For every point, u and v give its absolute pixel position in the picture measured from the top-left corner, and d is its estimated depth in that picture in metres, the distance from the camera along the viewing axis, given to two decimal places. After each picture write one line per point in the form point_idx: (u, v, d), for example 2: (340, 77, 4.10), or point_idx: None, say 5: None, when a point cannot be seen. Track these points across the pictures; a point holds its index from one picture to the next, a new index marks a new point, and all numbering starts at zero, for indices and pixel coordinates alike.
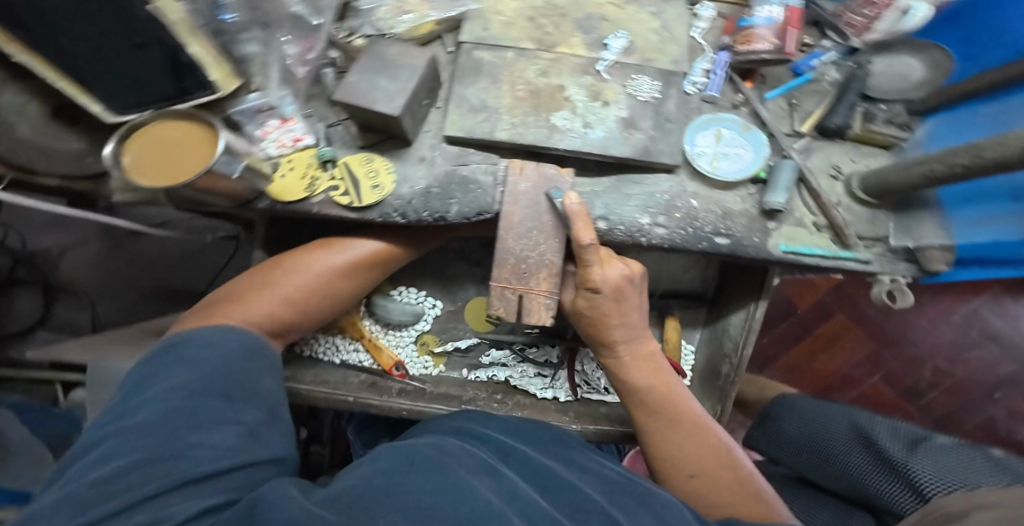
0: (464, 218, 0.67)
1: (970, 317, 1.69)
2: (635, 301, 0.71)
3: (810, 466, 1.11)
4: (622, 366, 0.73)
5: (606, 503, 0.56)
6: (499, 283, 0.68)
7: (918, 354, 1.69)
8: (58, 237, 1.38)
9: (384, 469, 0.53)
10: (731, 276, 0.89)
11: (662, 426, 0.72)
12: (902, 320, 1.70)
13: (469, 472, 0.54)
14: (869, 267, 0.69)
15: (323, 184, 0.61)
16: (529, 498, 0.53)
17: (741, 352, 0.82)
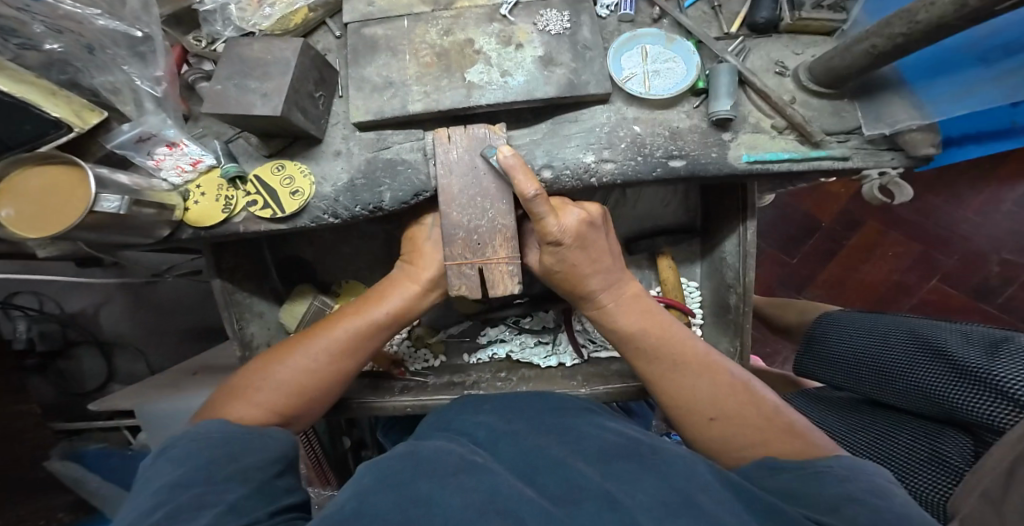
0: (401, 202, 0.64)
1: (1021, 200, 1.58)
2: (604, 243, 0.64)
3: (871, 387, 1.02)
4: (608, 313, 0.67)
5: (603, 474, 0.49)
6: (453, 262, 0.63)
7: (977, 249, 1.58)
8: (83, 298, 1.43)
9: (360, 492, 0.50)
10: (714, 196, 0.81)
11: (664, 371, 0.65)
12: (948, 216, 1.60)
13: (448, 473, 0.50)
14: (847, 162, 0.66)
15: (239, 201, 0.61)
16: (512, 486, 0.48)
17: (744, 276, 0.74)
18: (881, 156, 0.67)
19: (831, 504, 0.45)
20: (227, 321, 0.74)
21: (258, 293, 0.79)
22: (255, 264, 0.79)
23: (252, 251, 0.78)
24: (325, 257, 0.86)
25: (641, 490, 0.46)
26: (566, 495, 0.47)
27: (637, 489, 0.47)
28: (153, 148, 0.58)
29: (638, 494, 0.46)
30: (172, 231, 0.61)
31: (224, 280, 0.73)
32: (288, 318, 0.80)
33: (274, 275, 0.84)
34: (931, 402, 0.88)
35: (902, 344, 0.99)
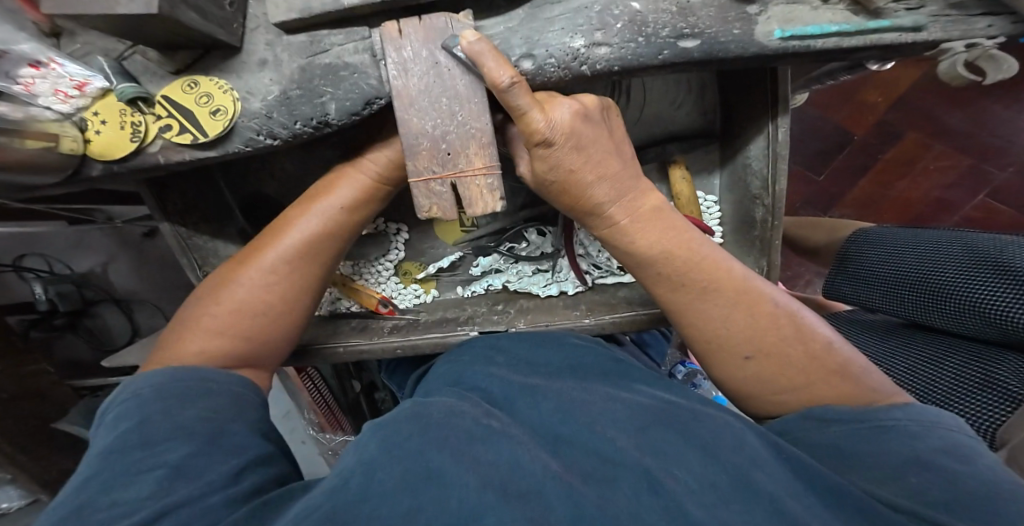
0: (348, 114, 0.53)
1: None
2: (605, 141, 0.52)
3: (913, 306, 0.91)
4: (622, 233, 0.54)
5: (639, 446, 0.43)
6: (417, 178, 0.53)
7: None
8: (91, 256, 1.33)
9: (364, 457, 0.42)
10: (733, 93, 0.67)
11: (694, 300, 0.54)
12: (1003, 124, 1.42)
13: (463, 438, 0.43)
14: (924, 35, 0.52)
15: (151, 127, 0.52)
16: (533, 459, 0.41)
17: (773, 184, 0.63)
18: (974, 23, 0.52)
19: (892, 474, 0.41)
20: (188, 270, 0.68)
21: (221, 233, 0.72)
22: (212, 204, 0.71)
23: (206, 187, 0.70)
24: (290, 191, 0.76)
25: (686, 471, 0.40)
26: (598, 473, 0.41)
27: (681, 465, 0.41)
28: (14, 69, 0.46)
29: (683, 472, 0.40)
30: (80, 165, 0.53)
31: (175, 224, 0.66)
32: None
33: (238, 214, 0.75)
34: (986, 323, 0.79)
35: (957, 260, 0.87)
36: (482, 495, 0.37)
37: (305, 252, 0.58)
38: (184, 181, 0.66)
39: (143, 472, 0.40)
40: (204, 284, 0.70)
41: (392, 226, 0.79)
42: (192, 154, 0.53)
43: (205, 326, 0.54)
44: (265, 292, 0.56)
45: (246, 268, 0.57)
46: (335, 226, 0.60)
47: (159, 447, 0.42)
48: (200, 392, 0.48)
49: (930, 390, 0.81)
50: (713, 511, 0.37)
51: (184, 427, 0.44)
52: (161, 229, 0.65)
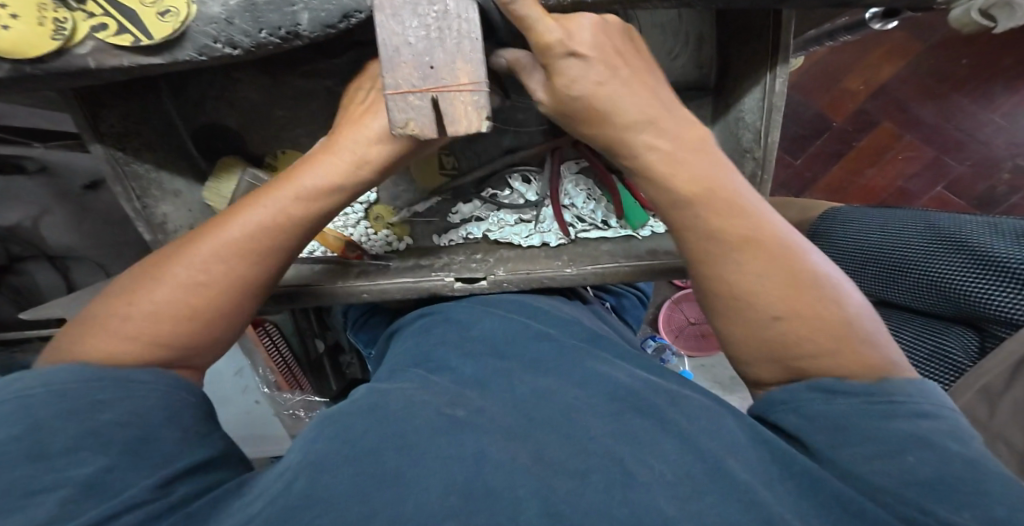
0: (322, 27, 0.47)
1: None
2: (639, 69, 0.48)
3: (877, 284, 0.89)
4: (658, 160, 0.47)
5: (613, 433, 0.40)
6: (395, 90, 0.46)
7: (990, 156, 1.46)
8: (19, 209, 1.18)
9: (311, 458, 0.38)
10: (733, 45, 0.64)
11: (724, 248, 0.46)
12: (969, 119, 1.46)
13: (426, 431, 0.40)
14: None
15: (81, 27, 0.42)
16: (498, 450, 0.38)
17: (766, 137, 0.61)
18: None
19: (891, 448, 0.37)
20: (124, 199, 0.60)
21: (164, 162, 0.63)
22: (156, 131, 0.62)
23: (151, 109, 0.61)
24: (253, 123, 0.69)
25: (660, 457, 0.37)
26: (564, 463, 0.37)
27: (655, 452, 0.38)
28: None
29: (655, 458, 0.37)
30: None
31: (110, 147, 0.57)
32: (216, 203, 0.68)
33: (188, 145, 0.67)
34: (942, 299, 0.79)
35: (915, 235, 0.87)
36: (445, 497, 0.33)
37: (270, 231, 0.48)
38: (125, 99, 0.57)
39: (38, 493, 0.31)
40: (142, 217, 0.61)
41: None
42: (131, 60, 0.45)
43: (137, 313, 0.43)
44: (206, 279, 0.45)
45: (190, 247, 0.46)
46: (305, 209, 0.49)
47: (65, 460, 0.33)
48: (123, 386, 0.39)
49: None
50: (686, 505, 0.34)
51: (92, 432, 0.35)
52: (93, 152, 0.57)
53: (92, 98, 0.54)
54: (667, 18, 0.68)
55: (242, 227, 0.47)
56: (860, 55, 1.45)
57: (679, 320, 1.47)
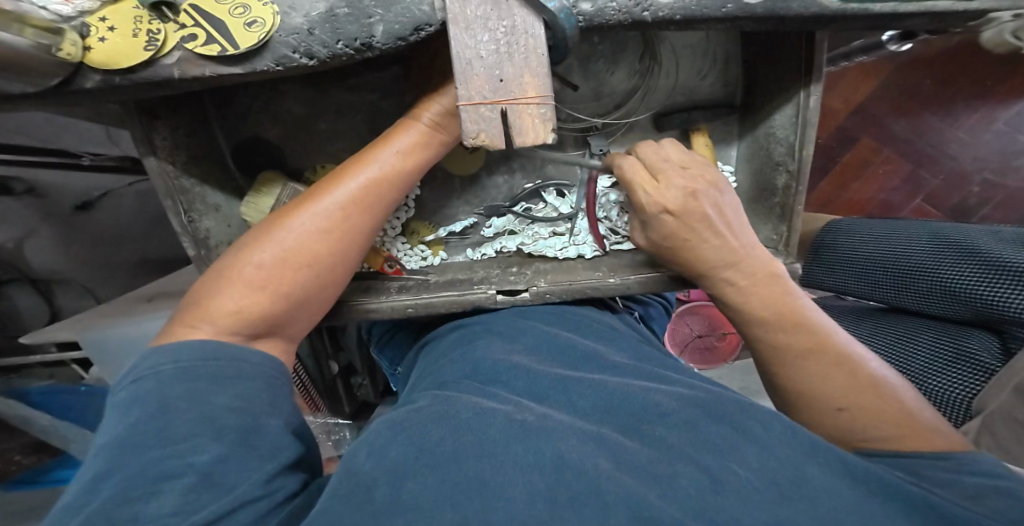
0: (395, 39, 0.48)
1: (1014, 121, 1.53)
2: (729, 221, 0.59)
3: (890, 289, 0.95)
4: (738, 293, 0.57)
5: (683, 443, 0.40)
6: (468, 101, 0.47)
7: (959, 170, 1.56)
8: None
9: (389, 469, 0.37)
10: (762, 65, 0.66)
11: (795, 357, 0.53)
12: (939, 136, 1.55)
13: (506, 439, 0.39)
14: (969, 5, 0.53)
15: (171, 38, 0.44)
16: (578, 453, 0.38)
17: (800, 150, 0.63)
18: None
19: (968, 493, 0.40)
20: (172, 214, 0.59)
21: (209, 176, 0.62)
22: (202, 145, 0.61)
23: (197, 123, 0.61)
24: (292, 137, 0.67)
25: (743, 465, 0.38)
26: (650, 467, 0.38)
27: (738, 459, 0.38)
28: None
29: (741, 466, 0.38)
30: (71, 75, 0.43)
31: (163, 160, 0.57)
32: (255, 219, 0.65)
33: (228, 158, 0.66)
34: (969, 305, 0.83)
35: (921, 243, 0.92)
36: (531, 507, 0.33)
37: (358, 207, 0.52)
38: (176, 111, 0.57)
39: (166, 479, 0.35)
40: (188, 232, 0.60)
41: None
42: (212, 70, 0.45)
43: (253, 271, 0.48)
44: (305, 249, 0.50)
45: (297, 213, 0.50)
46: (391, 169, 0.54)
47: (184, 447, 0.37)
48: (228, 375, 0.42)
49: (920, 368, 0.86)
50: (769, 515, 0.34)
51: (208, 418, 0.38)
52: (147, 167, 0.56)
53: (145, 109, 0.54)
54: (695, 39, 0.69)
55: (344, 191, 0.51)
56: (840, 77, 1.54)
57: (684, 333, 1.48)
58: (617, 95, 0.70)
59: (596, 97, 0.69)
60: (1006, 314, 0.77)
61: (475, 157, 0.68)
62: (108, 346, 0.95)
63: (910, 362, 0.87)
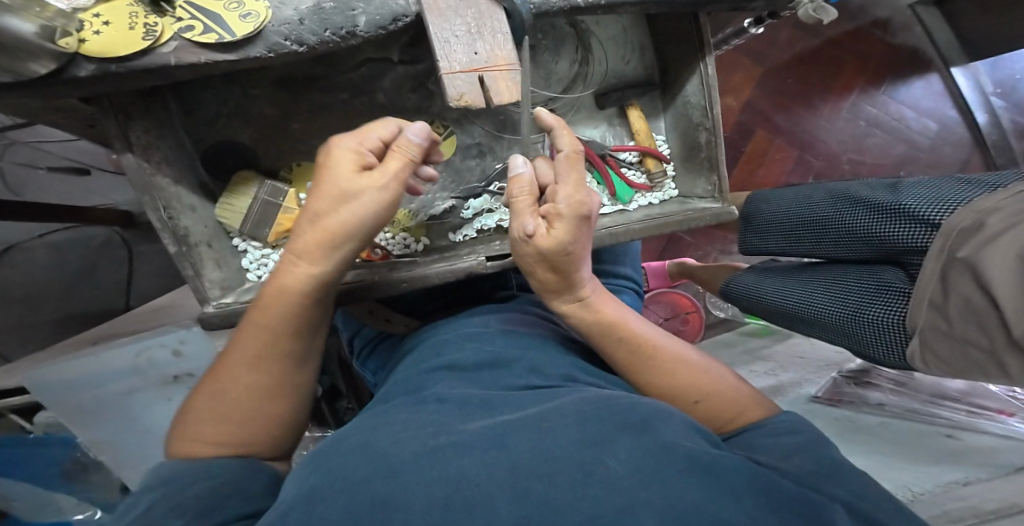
0: (377, 28, 0.53)
1: (855, 110, 1.81)
2: (584, 235, 0.60)
3: (812, 239, 1.15)
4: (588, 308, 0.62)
5: (579, 432, 0.37)
6: (449, 70, 0.53)
7: (833, 151, 1.81)
8: None
9: (308, 497, 0.35)
10: (670, 48, 0.79)
11: (644, 361, 0.59)
12: (809, 124, 1.82)
13: (409, 460, 0.35)
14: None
15: (168, 28, 0.47)
16: (476, 469, 0.34)
17: (711, 112, 0.76)
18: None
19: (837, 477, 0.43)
20: (152, 209, 0.57)
21: (183, 177, 0.62)
22: (173, 147, 0.62)
23: (165, 123, 0.60)
24: (268, 138, 0.70)
25: (613, 454, 0.35)
26: (540, 464, 0.34)
27: (612, 451, 0.35)
28: None
29: (612, 458, 0.34)
30: (66, 64, 0.46)
31: (139, 157, 0.56)
32: (231, 220, 0.66)
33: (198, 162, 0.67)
34: (872, 245, 1.00)
35: (826, 200, 1.13)
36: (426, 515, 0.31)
37: (299, 293, 0.46)
38: (145, 113, 0.57)
39: None
40: (167, 229, 0.58)
41: None
42: (208, 57, 0.49)
43: (224, 388, 0.46)
44: (264, 329, 0.46)
45: (251, 316, 0.47)
46: (319, 242, 0.46)
47: None
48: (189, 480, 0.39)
49: (851, 308, 0.99)
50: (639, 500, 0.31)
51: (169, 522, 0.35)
52: (124, 164, 0.56)
53: (120, 109, 0.54)
54: (618, 30, 0.80)
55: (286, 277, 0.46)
56: (726, 81, 1.78)
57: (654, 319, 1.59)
58: (562, 80, 0.79)
59: (546, 83, 0.78)
60: (899, 243, 0.92)
61: (449, 143, 0.74)
62: (63, 383, 0.87)
63: (841, 305, 1.02)
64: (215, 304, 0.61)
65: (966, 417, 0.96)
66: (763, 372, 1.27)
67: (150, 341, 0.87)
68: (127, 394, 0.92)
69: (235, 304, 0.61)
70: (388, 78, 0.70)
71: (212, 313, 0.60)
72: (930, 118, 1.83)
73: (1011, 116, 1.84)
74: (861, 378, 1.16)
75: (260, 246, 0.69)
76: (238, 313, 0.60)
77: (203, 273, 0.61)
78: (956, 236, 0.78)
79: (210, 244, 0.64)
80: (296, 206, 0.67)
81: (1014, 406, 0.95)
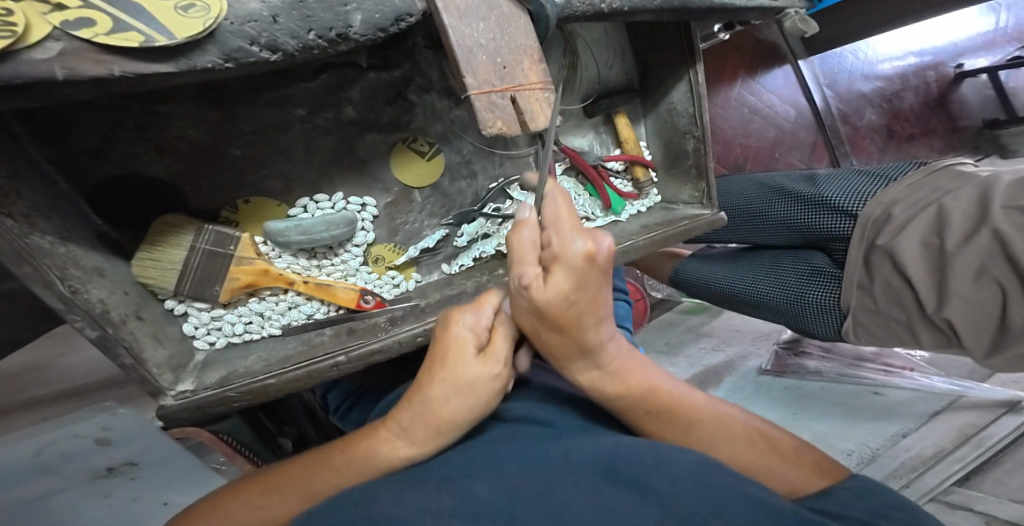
0: (375, 30, 0.42)
1: (739, 98, 1.68)
2: (596, 283, 0.43)
3: (742, 229, 1.13)
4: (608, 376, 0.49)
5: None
6: (478, 88, 0.43)
7: (727, 137, 1.66)
8: None
9: None
10: (653, 53, 0.77)
11: (685, 430, 0.50)
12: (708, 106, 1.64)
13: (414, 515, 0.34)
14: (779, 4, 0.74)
15: (37, 24, 0.30)
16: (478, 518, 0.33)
17: (699, 121, 0.74)
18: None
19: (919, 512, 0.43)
20: (41, 284, 0.38)
21: (65, 230, 0.43)
22: (37, 194, 0.42)
23: (16, 156, 0.42)
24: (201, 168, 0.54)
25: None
26: None
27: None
28: None
29: None
30: None
31: None
32: (159, 280, 0.49)
33: (84, 207, 0.49)
34: (798, 233, 0.98)
35: (753, 191, 1.12)
36: None
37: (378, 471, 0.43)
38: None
39: None
40: (74, 308, 0.39)
41: (354, 201, 0.60)
42: (122, 68, 0.33)
43: (263, 512, 0.45)
44: (322, 485, 0.44)
45: (324, 465, 0.45)
46: (421, 432, 0.42)
47: None
48: None
49: (788, 290, 0.96)
50: None
51: None
52: None
53: None
54: (599, 34, 0.77)
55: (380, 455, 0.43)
56: None
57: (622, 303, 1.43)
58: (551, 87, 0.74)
59: None
60: (822, 231, 0.91)
61: (436, 164, 0.65)
62: None
63: (776, 287, 0.98)
64: (175, 395, 0.45)
65: (885, 375, 1.03)
66: (709, 348, 1.26)
67: (72, 427, 0.73)
68: (41, 505, 0.63)
69: (202, 392, 0.45)
70: (357, 87, 0.59)
71: (175, 407, 0.44)
72: (789, 105, 1.75)
73: (837, 105, 1.83)
74: (795, 348, 1.17)
75: (208, 307, 0.52)
76: (209, 406, 0.45)
77: (144, 358, 0.44)
78: (872, 226, 0.82)
79: (140, 314, 0.46)
80: (254, 254, 0.52)
81: (914, 364, 1.06)
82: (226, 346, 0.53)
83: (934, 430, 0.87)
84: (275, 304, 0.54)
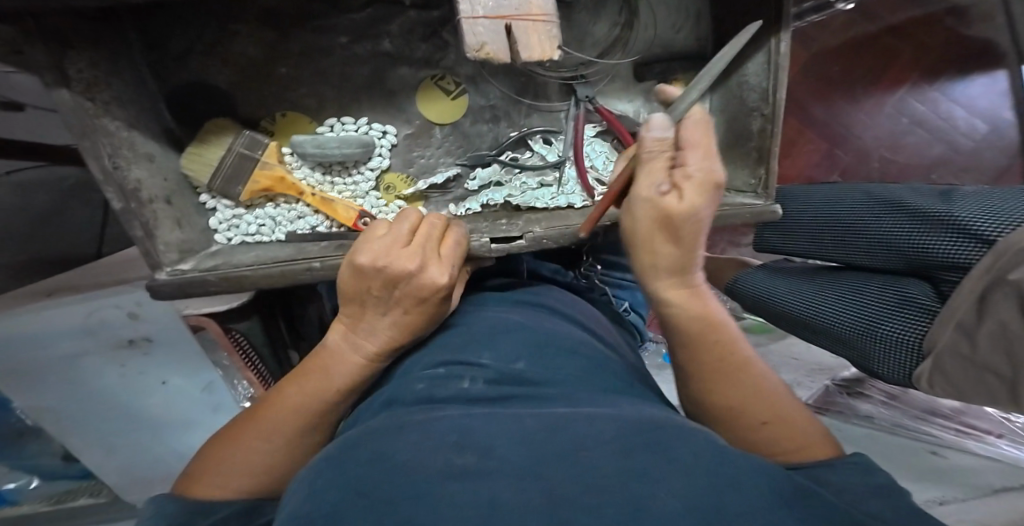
0: None
1: (902, 104, 1.31)
2: (696, 224, 0.42)
3: (837, 247, 0.90)
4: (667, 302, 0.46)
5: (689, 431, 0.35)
6: (470, 13, 0.43)
7: (869, 146, 1.33)
8: None
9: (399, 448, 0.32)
10: (732, 18, 0.64)
11: (724, 369, 0.44)
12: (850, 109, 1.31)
13: (436, 476, 0.29)
14: None
15: None
16: (515, 490, 0.28)
17: (774, 96, 0.61)
18: None
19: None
20: (92, 157, 0.45)
21: (136, 120, 0.52)
22: (125, 87, 0.52)
23: (119, 55, 0.51)
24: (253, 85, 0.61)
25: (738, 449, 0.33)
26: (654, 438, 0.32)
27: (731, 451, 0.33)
28: None
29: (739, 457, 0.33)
30: None
31: (78, 95, 0.44)
32: (197, 173, 0.56)
33: (162, 106, 0.58)
34: (901, 258, 0.76)
35: (861, 201, 0.88)
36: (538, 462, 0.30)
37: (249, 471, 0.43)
38: (89, 42, 0.46)
39: None
40: (111, 181, 0.47)
41: (375, 128, 0.64)
42: None
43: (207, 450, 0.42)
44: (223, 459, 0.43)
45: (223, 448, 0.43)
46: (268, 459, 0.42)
47: None
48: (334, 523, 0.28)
49: (864, 318, 0.76)
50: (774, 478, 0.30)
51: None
52: (55, 100, 0.43)
53: (56, 34, 0.42)
54: None
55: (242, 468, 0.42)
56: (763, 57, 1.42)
57: None
58: (598, 45, 0.71)
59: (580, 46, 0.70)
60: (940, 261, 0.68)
61: (458, 103, 0.66)
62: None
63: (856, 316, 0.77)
64: (170, 271, 0.51)
65: (956, 436, 0.88)
66: None
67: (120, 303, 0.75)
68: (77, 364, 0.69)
69: (191, 273, 0.51)
70: (397, 23, 0.61)
71: (164, 282, 0.50)
72: (983, 118, 1.35)
73: None
74: (853, 387, 1.00)
75: (232, 205, 0.59)
76: (194, 285, 0.51)
77: (155, 235, 0.50)
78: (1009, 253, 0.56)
79: (169, 200, 0.54)
80: (277, 162, 0.58)
81: (1003, 427, 0.87)
82: (240, 243, 0.60)
83: (987, 505, 0.77)
84: (287, 211, 0.60)
